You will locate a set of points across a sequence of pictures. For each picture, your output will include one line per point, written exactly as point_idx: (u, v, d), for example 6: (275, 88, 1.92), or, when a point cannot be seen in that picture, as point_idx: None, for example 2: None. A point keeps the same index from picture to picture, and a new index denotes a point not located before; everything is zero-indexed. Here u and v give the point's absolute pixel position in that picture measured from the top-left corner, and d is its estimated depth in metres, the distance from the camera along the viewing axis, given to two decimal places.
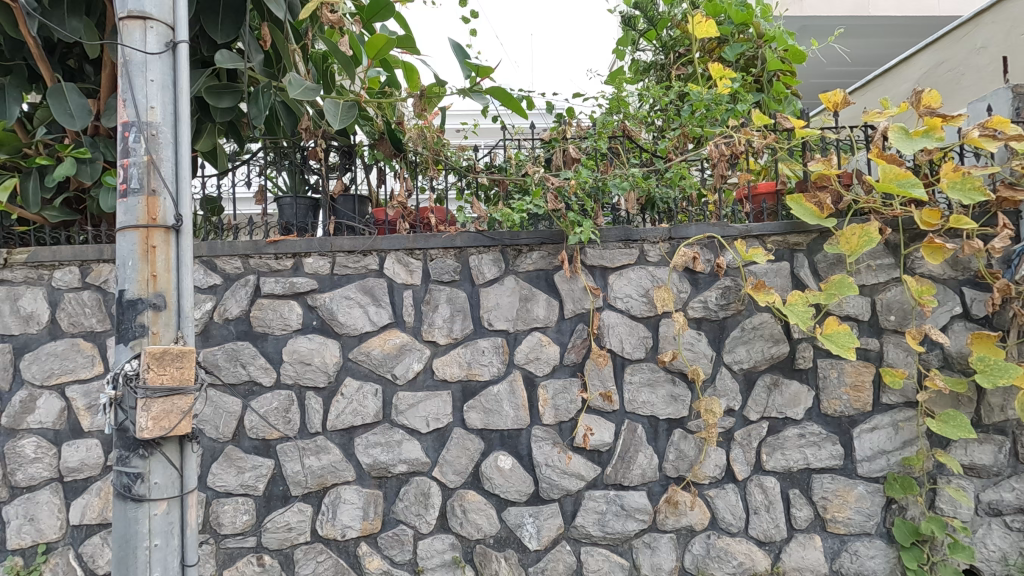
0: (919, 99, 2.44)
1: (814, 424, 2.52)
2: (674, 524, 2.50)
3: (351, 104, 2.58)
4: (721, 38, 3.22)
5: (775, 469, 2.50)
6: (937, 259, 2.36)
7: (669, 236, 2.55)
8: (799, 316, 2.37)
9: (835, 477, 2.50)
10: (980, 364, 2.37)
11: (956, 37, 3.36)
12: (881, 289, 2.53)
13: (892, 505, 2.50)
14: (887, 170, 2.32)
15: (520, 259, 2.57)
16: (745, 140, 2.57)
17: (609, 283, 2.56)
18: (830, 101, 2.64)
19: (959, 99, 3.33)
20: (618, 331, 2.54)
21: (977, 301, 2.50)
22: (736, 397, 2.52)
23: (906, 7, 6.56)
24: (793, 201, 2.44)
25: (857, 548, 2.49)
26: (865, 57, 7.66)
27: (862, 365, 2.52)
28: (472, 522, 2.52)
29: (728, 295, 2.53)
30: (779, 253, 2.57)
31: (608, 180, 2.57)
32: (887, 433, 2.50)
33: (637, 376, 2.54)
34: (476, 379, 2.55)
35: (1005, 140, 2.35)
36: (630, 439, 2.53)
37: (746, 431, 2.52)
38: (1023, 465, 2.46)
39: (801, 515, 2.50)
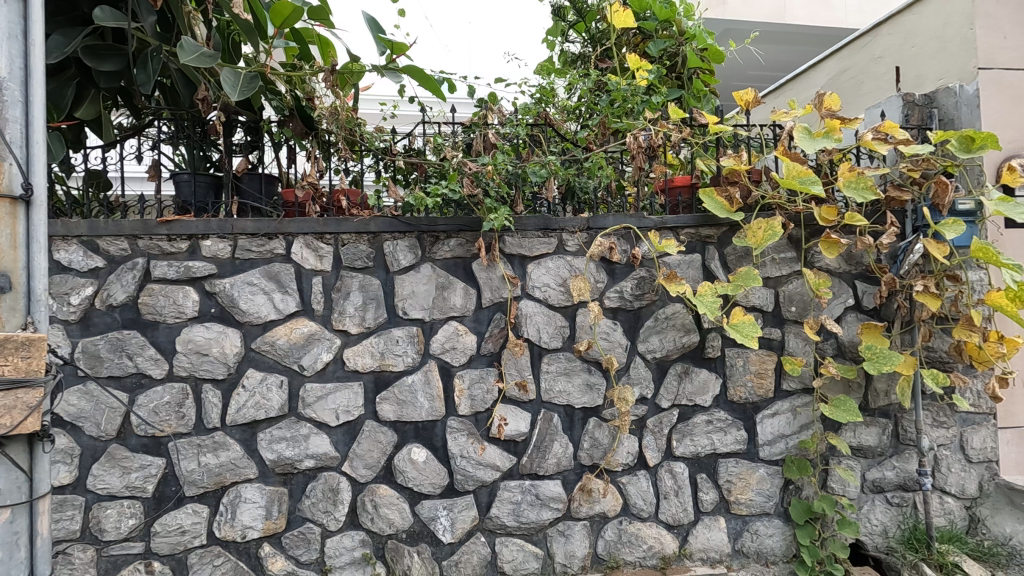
0: (821, 101, 2.56)
1: (721, 411, 2.61)
2: (587, 511, 2.53)
3: (254, 75, 2.39)
4: (645, 33, 3.24)
5: (685, 455, 2.58)
6: (833, 254, 2.48)
7: (587, 226, 2.56)
8: (708, 306, 2.44)
9: (739, 461, 2.61)
10: (868, 352, 2.52)
11: (856, 47, 3.54)
12: (783, 282, 2.65)
13: (789, 486, 2.64)
14: (790, 168, 2.41)
15: (437, 247, 2.50)
16: (661, 133, 2.61)
17: (527, 272, 2.53)
18: (742, 99, 2.72)
19: (857, 106, 3.54)
20: (535, 321, 2.53)
21: (867, 294, 2.68)
22: (649, 385, 2.57)
23: (818, 18, 6.99)
24: (706, 194, 2.49)
25: (757, 528, 2.61)
26: (779, 63, 8.13)
27: (765, 354, 2.64)
28: (383, 517, 2.43)
29: (643, 286, 2.57)
30: (692, 245, 2.64)
31: (526, 169, 2.54)
32: (786, 418, 2.64)
33: (553, 365, 2.54)
34: (389, 370, 2.46)
35: (894, 145, 2.49)
36: (546, 429, 2.52)
37: (658, 418, 2.58)
38: (903, 445, 2.67)
39: (708, 498, 2.59)
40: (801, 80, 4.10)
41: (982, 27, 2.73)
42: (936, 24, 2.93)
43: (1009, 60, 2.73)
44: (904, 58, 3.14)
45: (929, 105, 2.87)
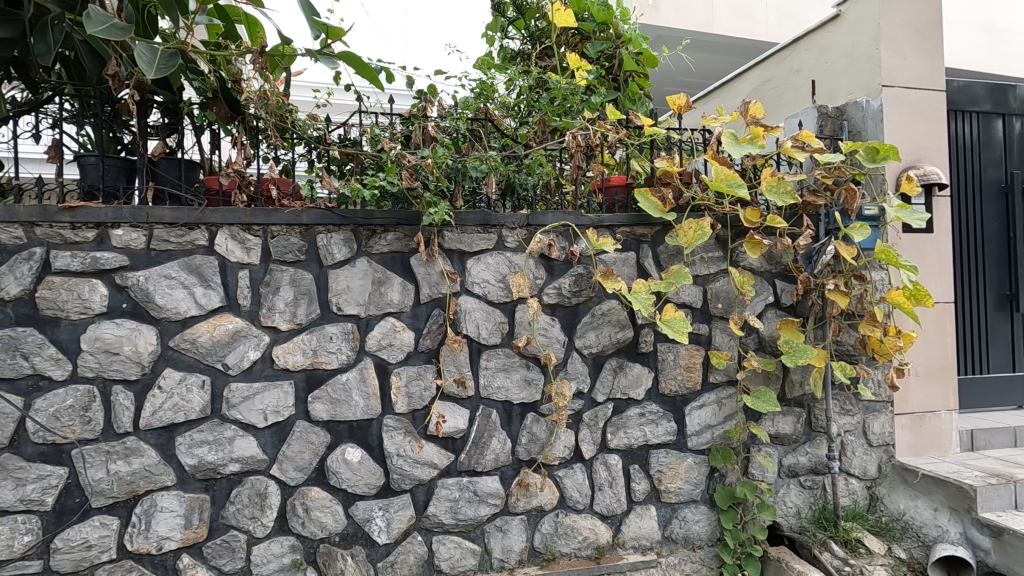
0: (747, 109, 2.71)
1: (653, 403, 2.71)
2: (525, 506, 2.55)
3: (173, 52, 2.21)
4: (584, 34, 3.29)
5: (619, 447, 2.66)
6: (756, 254, 2.63)
7: (526, 222, 2.57)
8: (642, 302, 2.51)
9: (669, 452, 2.72)
10: (786, 346, 2.69)
11: (778, 59, 3.77)
12: (711, 279, 2.79)
13: (715, 474, 2.78)
14: (719, 171, 2.53)
15: (374, 240, 2.43)
16: (599, 133, 2.66)
17: (467, 267, 2.51)
18: (675, 104, 2.82)
19: (778, 115, 3.76)
20: (474, 317, 2.51)
21: (786, 291, 2.87)
22: (586, 379, 2.62)
23: (744, 30, 7.37)
24: (640, 194, 2.57)
25: (685, 514, 2.73)
26: (708, 71, 8.51)
27: (694, 348, 2.76)
28: (315, 521, 2.34)
29: (580, 282, 2.61)
30: (627, 244, 2.72)
31: (467, 164, 2.52)
32: (713, 409, 2.77)
33: (492, 361, 2.53)
34: (323, 368, 2.36)
35: (811, 153, 2.67)
36: (484, 425, 2.52)
37: (593, 412, 2.63)
38: (815, 433, 2.88)
39: (640, 488, 2.68)
40: (729, 88, 4.31)
41: (886, 48, 2.97)
42: (848, 42, 3.16)
43: (909, 80, 2.99)
44: (820, 73, 3.36)
45: (840, 117, 3.10)
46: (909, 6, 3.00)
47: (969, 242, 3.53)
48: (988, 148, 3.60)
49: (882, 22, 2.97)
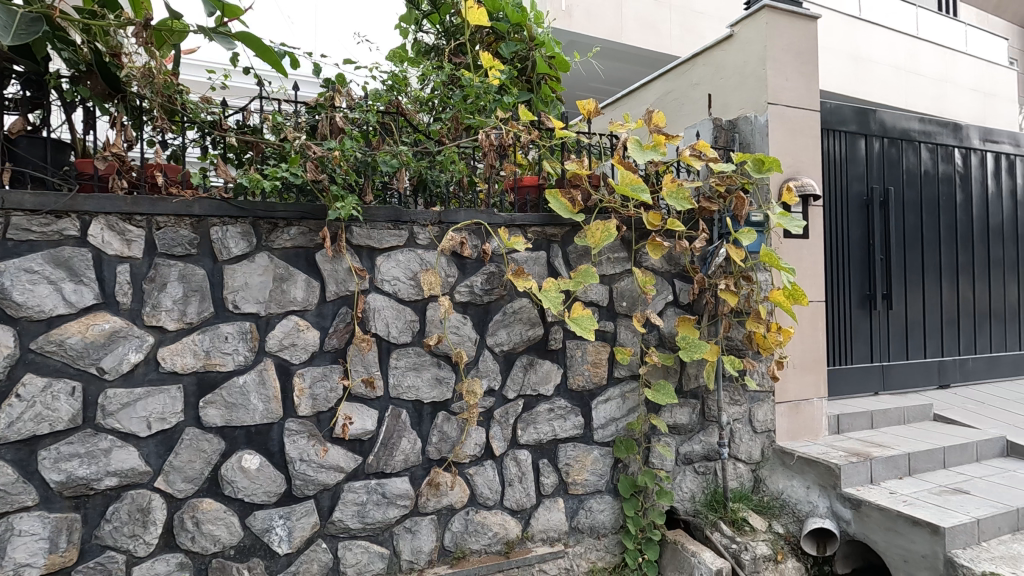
0: (650, 118, 2.87)
1: (561, 399, 2.79)
2: (435, 505, 2.53)
3: (37, 16, 1.95)
4: (498, 34, 3.31)
5: (528, 443, 2.71)
6: (656, 255, 2.79)
7: (438, 220, 2.55)
8: (552, 301, 2.57)
9: (576, 445, 2.81)
10: (683, 342, 2.87)
11: (678, 73, 4.00)
12: (617, 279, 2.91)
13: (618, 465, 2.91)
14: (624, 175, 2.65)
15: (276, 234, 2.30)
16: (511, 133, 2.70)
17: (376, 264, 2.45)
18: (584, 108, 2.92)
19: (678, 125, 4.00)
20: (384, 315, 2.45)
21: (683, 291, 3.07)
22: (497, 377, 2.65)
23: (650, 42, 7.75)
24: (551, 195, 2.63)
25: (591, 505, 2.84)
26: (616, 78, 8.88)
27: (600, 345, 2.87)
28: (207, 534, 2.18)
29: (492, 281, 2.63)
30: (538, 243, 2.77)
31: (377, 157, 2.45)
32: (617, 403, 2.91)
33: (402, 360, 2.49)
34: (216, 370, 2.20)
35: (706, 162, 2.86)
36: (394, 425, 2.47)
37: (504, 409, 2.66)
38: (708, 422, 3.10)
39: (548, 481, 2.75)
40: (635, 96, 4.54)
41: (771, 69, 3.25)
42: (738, 61, 3.43)
43: (790, 99, 3.30)
44: (715, 87, 3.62)
45: (732, 130, 3.35)
46: (790, 32, 3.30)
47: (837, 247, 3.96)
48: (853, 164, 4.05)
49: (768, 44, 3.25)
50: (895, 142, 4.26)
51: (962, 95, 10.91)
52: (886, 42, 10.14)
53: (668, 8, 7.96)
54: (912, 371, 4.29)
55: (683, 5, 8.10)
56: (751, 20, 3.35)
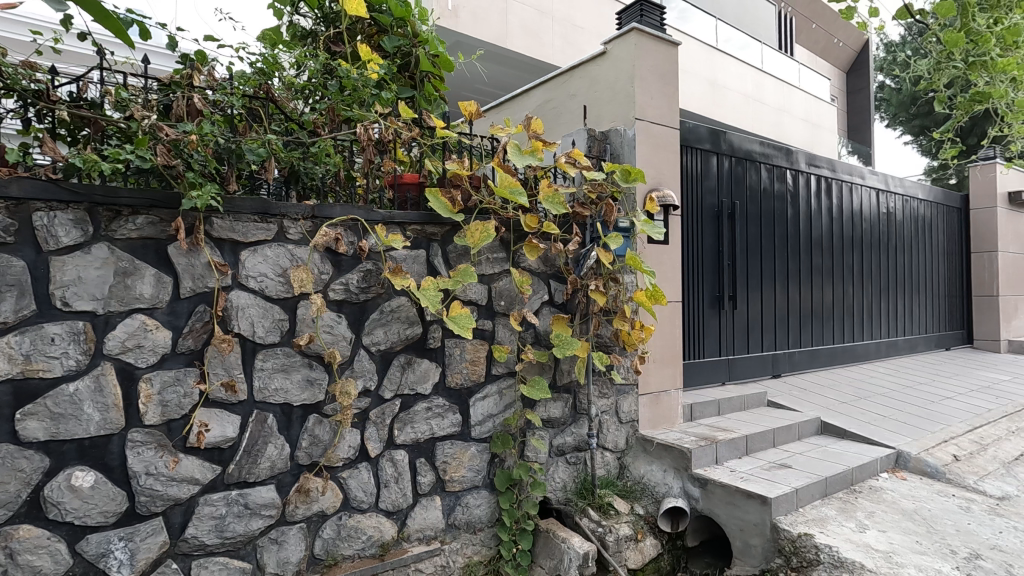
0: (530, 124, 2.99)
1: (439, 397, 2.80)
2: (304, 513, 2.42)
3: None
4: (381, 26, 3.21)
5: (405, 442, 2.69)
6: (533, 256, 2.91)
7: (311, 214, 2.44)
8: (430, 300, 2.56)
9: (454, 443, 2.84)
10: (557, 339, 3.02)
11: (556, 83, 4.18)
12: (495, 278, 2.99)
13: (495, 460, 2.99)
14: (503, 178, 2.72)
15: (119, 223, 2.05)
16: (391, 129, 2.69)
17: (240, 259, 2.28)
18: (466, 109, 2.96)
19: (556, 133, 4.19)
20: (248, 314, 2.29)
21: (558, 291, 3.23)
22: (373, 377, 2.59)
23: (534, 49, 8.01)
24: (431, 194, 2.63)
25: (467, 500, 2.88)
26: (499, 82, 9.07)
27: (479, 343, 2.92)
28: (24, 567, 1.88)
29: (369, 279, 2.57)
30: (417, 242, 2.75)
31: (241, 144, 2.27)
32: (494, 399, 2.98)
33: (269, 362, 2.35)
34: (39, 377, 1.91)
35: (580, 169, 3.03)
36: (259, 431, 2.32)
37: (380, 409, 2.62)
38: (579, 415, 3.29)
39: (425, 480, 2.75)
40: (517, 101, 4.67)
41: (639, 87, 3.52)
42: (611, 76, 3.68)
43: (655, 116, 3.60)
44: (590, 99, 3.84)
45: (605, 141, 3.58)
46: (655, 55, 3.60)
47: (693, 253, 4.40)
48: (707, 179, 4.53)
49: (636, 64, 3.51)
50: (741, 161, 4.83)
51: (795, 124, 12.60)
52: (738, 72, 11.40)
53: (551, 19, 8.28)
54: (752, 363, 4.89)
55: (565, 19, 8.47)
56: (621, 39, 3.60)
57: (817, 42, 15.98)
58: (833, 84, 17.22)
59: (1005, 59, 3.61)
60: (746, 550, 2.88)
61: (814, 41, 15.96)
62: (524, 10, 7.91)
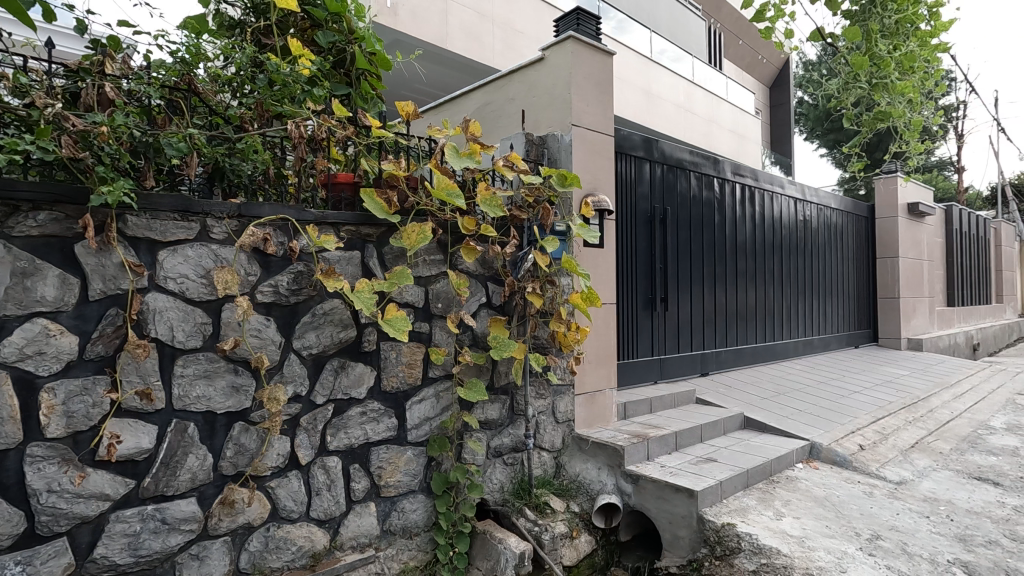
0: (468, 127, 3.00)
1: (374, 401, 2.75)
2: (229, 526, 2.31)
3: None
4: (315, 21, 3.12)
5: (338, 448, 2.62)
6: (470, 258, 2.92)
7: (237, 213, 2.33)
8: (364, 302, 2.52)
9: (389, 447, 2.80)
10: (494, 341, 3.04)
11: (494, 86, 4.21)
12: (432, 280, 2.97)
13: (432, 463, 2.97)
14: (440, 180, 2.71)
15: (17, 219, 1.88)
16: (325, 127, 2.61)
17: (158, 260, 2.15)
18: (403, 110, 2.92)
19: (495, 136, 4.21)
20: (166, 317, 2.16)
21: (495, 293, 3.25)
22: (304, 382, 2.51)
23: (474, 51, 8.02)
24: (366, 194, 2.58)
25: (403, 506, 2.84)
26: (438, 82, 9.02)
27: (415, 346, 2.90)
28: None
29: (299, 281, 2.48)
30: (352, 242, 2.69)
31: (159, 137, 2.14)
32: (431, 402, 2.96)
33: (190, 368, 2.23)
34: None
35: (518, 173, 3.07)
36: (178, 442, 2.19)
37: (312, 415, 2.54)
38: (516, 416, 3.32)
39: (359, 486, 2.69)
40: (455, 103, 4.66)
41: (575, 94, 3.61)
42: (548, 82, 3.74)
43: (591, 123, 3.70)
44: (528, 104, 3.90)
45: (542, 146, 3.64)
46: (591, 63, 3.70)
47: (627, 256, 4.55)
48: (640, 185, 4.70)
49: (573, 71, 3.60)
50: (672, 169, 5.04)
51: (723, 134, 13.29)
52: (671, 83, 11.88)
53: (491, 22, 8.32)
54: (682, 362, 5.11)
55: (505, 23, 8.53)
56: (559, 47, 3.67)
57: (743, 58, 16.91)
58: (758, 98, 18.28)
59: (903, 82, 3.99)
60: (675, 541, 3.00)
61: (740, 56, 16.87)
62: (464, 12, 7.90)
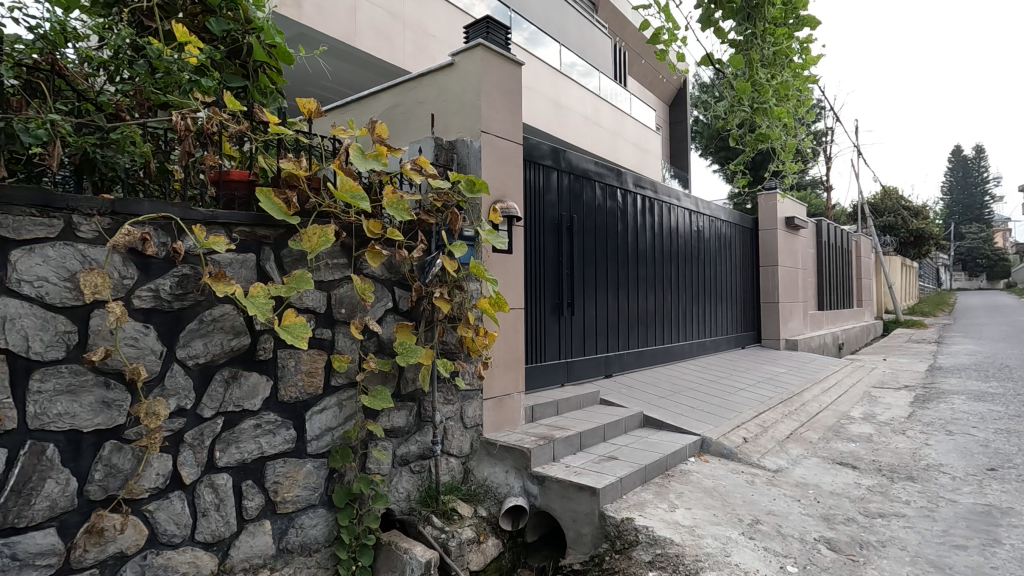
0: (374, 128, 2.94)
1: (270, 412, 2.60)
2: (96, 557, 2.06)
3: None
4: (206, 6, 2.89)
5: (228, 465, 2.44)
6: (375, 262, 2.84)
7: (111, 210, 2.11)
8: (259, 307, 2.37)
9: (286, 461, 2.65)
10: (400, 347, 2.99)
11: (403, 89, 4.15)
12: (335, 285, 2.86)
13: (333, 475, 2.85)
14: (344, 181, 2.63)
15: None
16: (215, 120, 2.46)
17: (9, 261, 1.89)
18: (305, 107, 2.80)
19: (402, 139, 4.15)
20: (20, 325, 1.91)
21: (402, 298, 3.19)
22: (189, 394, 2.32)
23: (383, 52, 7.86)
24: (261, 194, 2.45)
25: (301, 522, 2.70)
26: (345, 80, 8.74)
27: (316, 353, 2.77)
28: None
29: (185, 284, 2.30)
30: (246, 244, 2.53)
31: (13, 122, 1.96)
32: (333, 412, 2.84)
33: (50, 382, 1.98)
34: None
35: (426, 177, 3.04)
36: (34, 466, 1.94)
37: (197, 430, 2.35)
38: (423, 423, 3.27)
39: (252, 504, 2.52)
40: (361, 104, 4.54)
41: (484, 101, 3.64)
42: (458, 88, 3.75)
43: (499, 130, 3.75)
44: (438, 108, 3.88)
45: (452, 151, 3.63)
46: (500, 71, 3.75)
47: (536, 262, 4.65)
48: (548, 193, 4.83)
49: (482, 78, 3.63)
50: (579, 178, 5.23)
51: (627, 148, 14.00)
52: (580, 96, 12.34)
53: (402, 24, 8.21)
54: (588, 365, 5.29)
55: (416, 25, 8.45)
56: (468, 53, 3.69)
57: (646, 76, 17.94)
58: (658, 115, 19.46)
59: (779, 108, 4.41)
60: (578, 539, 3.09)
61: (643, 74, 17.87)
62: (374, 10, 7.73)
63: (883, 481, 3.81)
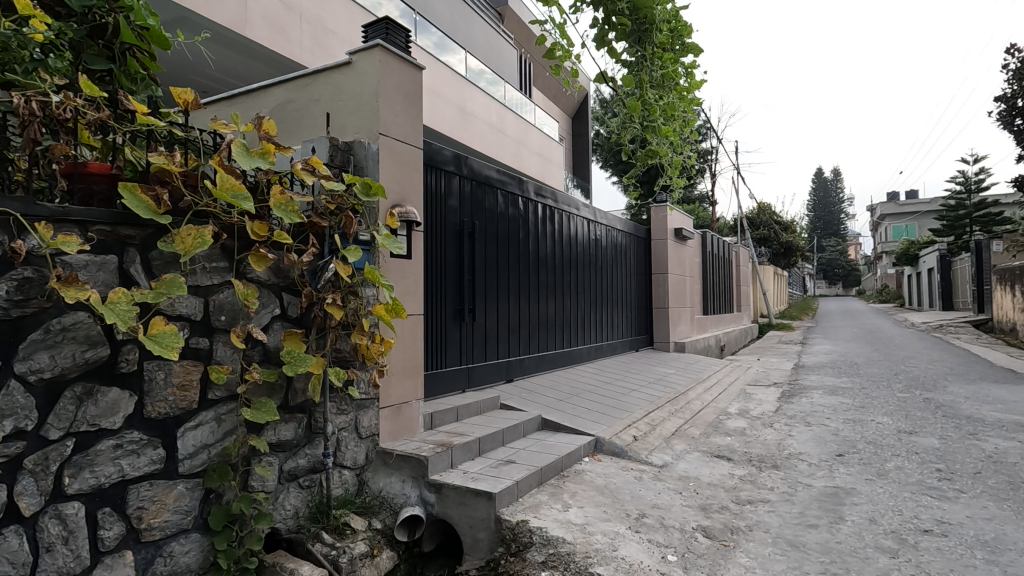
0: (261, 124, 2.76)
1: (134, 431, 2.35)
2: None
3: None
4: None
5: (80, 492, 2.17)
6: (260, 266, 2.68)
7: None
8: (120, 316, 2.14)
9: (153, 484, 2.42)
10: (288, 356, 2.83)
11: (295, 85, 3.95)
12: (214, 291, 2.66)
13: (210, 496, 2.64)
14: (225, 179, 2.45)
15: None
16: (67, 106, 2.21)
17: None
18: (181, 97, 2.57)
19: (294, 138, 3.95)
20: None
21: (291, 304, 3.04)
22: (31, 415, 2.04)
23: (277, 44, 7.47)
24: (126, 190, 2.21)
25: (172, 549, 2.47)
26: (232, 70, 8.18)
27: (191, 365, 2.56)
28: None
29: (27, 289, 2.02)
30: (106, 245, 2.28)
31: None
32: (210, 428, 2.63)
33: None
34: None
35: (319, 178, 2.91)
36: None
37: (41, 454, 2.07)
38: (314, 435, 3.13)
39: (110, 534, 2.26)
40: (249, 98, 4.26)
41: (382, 103, 3.57)
42: (355, 88, 3.64)
43: (398, 134, 3.69)
44: (333, 107, 3.74)
45: (348, 152, 3.51)
46: (400, 74, 3.69)
47: (437, 267, 4.63)
48: (450, 199, 4.82)
49: (381, 80, 3.55)
50: (481, 185, 5.28)
51: (531, 157, 14.35)
52: (485, 103, 12.47)
53: (299, 16, 7.85)
54: (489, 369, 5.34)
55: (315, 20, 8.13)
56: (366, 53, 3.60)
57: (549, 89, 18.52)
58: (561, 126, 20.16)
59: (667, 127, 4.74)
60: (475, 545, 3.10)
61: (547, 87, 18.44)
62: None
63: (752, 471, 4.19)
